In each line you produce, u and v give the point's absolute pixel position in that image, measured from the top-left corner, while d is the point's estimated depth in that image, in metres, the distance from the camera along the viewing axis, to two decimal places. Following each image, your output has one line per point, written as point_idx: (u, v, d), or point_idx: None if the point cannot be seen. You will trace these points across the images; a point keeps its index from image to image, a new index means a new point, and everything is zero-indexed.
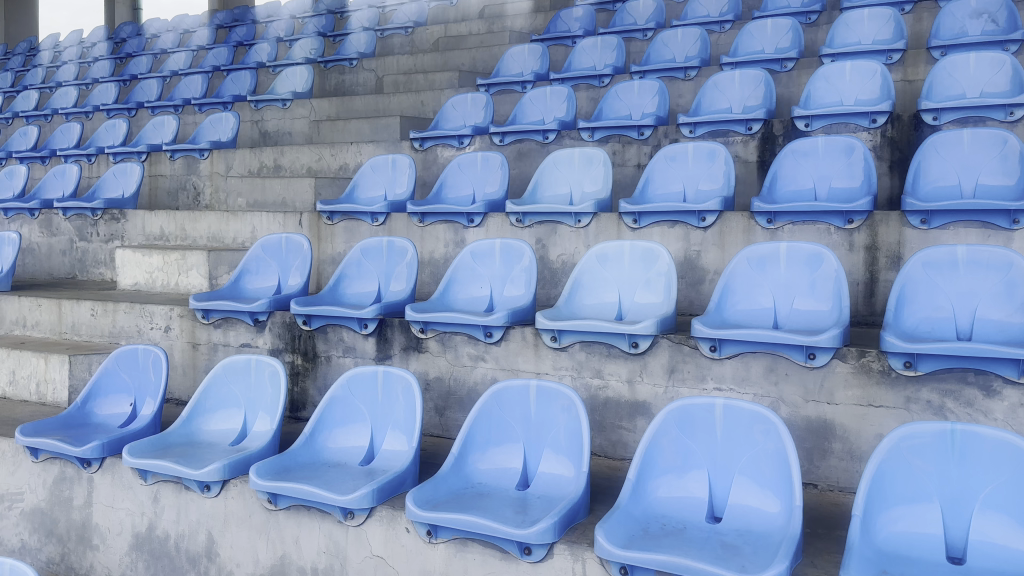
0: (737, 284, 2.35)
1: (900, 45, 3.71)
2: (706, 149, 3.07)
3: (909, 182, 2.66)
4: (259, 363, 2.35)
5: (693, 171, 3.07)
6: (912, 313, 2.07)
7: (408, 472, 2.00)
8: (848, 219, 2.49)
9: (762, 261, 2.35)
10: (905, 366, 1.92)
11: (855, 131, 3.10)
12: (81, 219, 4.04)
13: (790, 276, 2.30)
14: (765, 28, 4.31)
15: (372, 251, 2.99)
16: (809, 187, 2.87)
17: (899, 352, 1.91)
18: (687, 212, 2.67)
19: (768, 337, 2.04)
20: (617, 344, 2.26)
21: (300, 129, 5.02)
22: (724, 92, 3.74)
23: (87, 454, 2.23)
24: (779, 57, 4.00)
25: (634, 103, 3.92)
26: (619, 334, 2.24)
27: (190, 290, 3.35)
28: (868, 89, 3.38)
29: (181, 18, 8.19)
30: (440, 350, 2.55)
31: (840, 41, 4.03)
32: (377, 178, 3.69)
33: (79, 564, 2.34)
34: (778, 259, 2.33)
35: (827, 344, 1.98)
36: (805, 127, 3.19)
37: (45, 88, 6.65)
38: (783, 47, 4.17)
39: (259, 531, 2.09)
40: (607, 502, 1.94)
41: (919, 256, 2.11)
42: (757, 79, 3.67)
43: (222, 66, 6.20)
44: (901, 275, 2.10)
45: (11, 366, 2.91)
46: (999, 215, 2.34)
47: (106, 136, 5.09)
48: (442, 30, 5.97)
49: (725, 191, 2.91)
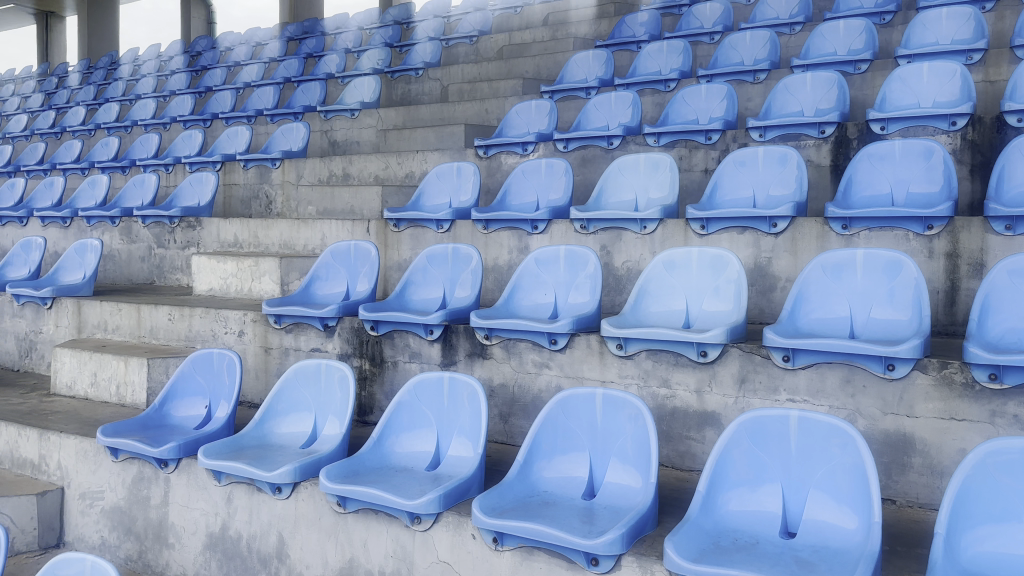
0: (811, 292, 2.28)
1: (982, 44, 3.55)
2: (777, 153, 3.00)
3: (992, 187, 2.53)
4: (329, 367, 2.38)
5: (764, 176, 3.00)
6: (997, 322, 1.96)
7: (474, 479, 2.00)
8: (928, 225, 2.39)
9: (837, 269, 2.28)
10: (990, 378, 1.83)
11: (934, 134, 2.99)
12: (159, 227, 4.19)
13: (866, 284, 2.22)
14: (838, 29, 4.19)
15: (438, 257, 3.01)
16: (886, 192, 2.76)
17: (983, 364, 1.82)
18: (758, 218, 2.61)
19: (843, 346, 1.97)
20: (685, 353, 2.21)
21: (368, 138, 5.12)
22: (796, 94, 3.64)
23: (165, 454, 2.30)
24: (853, 58, 3.87)
25: (702, 107, 3.85)
26: (687, 342, 2.19)
27: (262, 296, 3.44)
28: (948, 90, 3.24)
29: (253, 31, 8.47)
30: (505, 356, 2.54)
31: (917, 42, 3.86)
32: (442, 186, 3.72)
33: (155, 561, 2.41)
34: (855, 266, 2.25)
35: (906, 354, 1.89)
36: (880, 130, 3.09)
37: (125, 100, 6.94)
38: (857, 48, 4.03)
39: (328, 534, 2.11)
40: (675, 515, 1.89)
41: (1004, 264, 2.01)
42: (829, 82, 3.58)
43: (293, 77, 6.37)
44: (984, 284, 2.00)
45: (93, 368, 3.03)
46: None
47: (184, 146, 5.28)
48: (506, 38, 6.02)
49: (797, 196, 2.82)
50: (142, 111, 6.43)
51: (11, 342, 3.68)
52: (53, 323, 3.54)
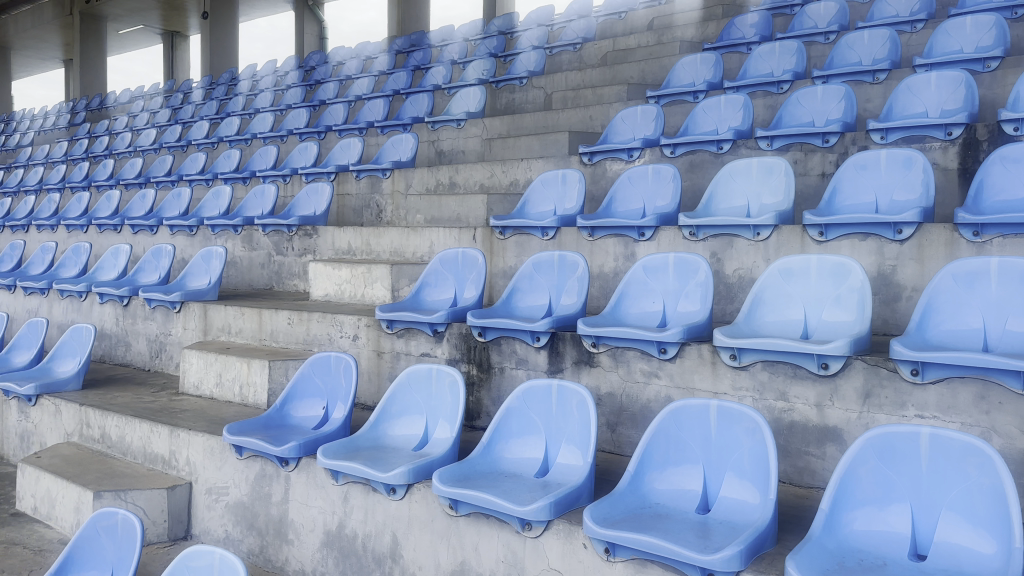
0: (941, 303, 2.14)
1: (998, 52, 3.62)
2: (902, 156, 2.84)
3: (974, 197, 2.61)
4: (440, 372, 2.43)
5: (888, 181, 2.85)
6: None
7: (584, 488, 1.98)
8: None
9: (971, 277, 2.12)
10: None
11: None
12: (278, 235, 4.39)
13: (1003, 294, 2.06)
14: (967, 26, 3.94)
15: (544, 265, 3.02)
16: (1017, 196, 2.58)
17: None
18: (881, 224, 2.49)
19: (977, 360, 1.84)
20: (804, 365, 2.13)
21: (473, 147, 5.21)
22: (919, 95, 3.45)
23: (286, 453, 2.40)
24: (979, 57, 3.64)
25: (818, 109, 3.70)
26: (806, 354, 2.11)
27: (375, 301, 3.55)
28: None
29: (364, 46, 8.78)
30: (613, 365, 2.52)
31: None
32: (547, 193, 3.73)
33: (277, 556, 2.52)
34: (990, 275, 2.09)
35: None
36: (1014, 131, 2.89)
37: (246, 114, 7.33)
38: (984, 46, 3.78)
39: (440, 536, 2.15)
40: (794, 533, 1.82)
41: None
42: (956, 81, 3.35)
43: (401, 89, 6.56)
44: None
45: (219, 369, 3.20)
46: None
47: (300, 158, 5.52)
48: (610, 44, 5.99)
49: (923, 202, 2.67)
50: (261, 124, 6.76)
51: (144, 343, 3.93)
52: (182, 325, 3.77)
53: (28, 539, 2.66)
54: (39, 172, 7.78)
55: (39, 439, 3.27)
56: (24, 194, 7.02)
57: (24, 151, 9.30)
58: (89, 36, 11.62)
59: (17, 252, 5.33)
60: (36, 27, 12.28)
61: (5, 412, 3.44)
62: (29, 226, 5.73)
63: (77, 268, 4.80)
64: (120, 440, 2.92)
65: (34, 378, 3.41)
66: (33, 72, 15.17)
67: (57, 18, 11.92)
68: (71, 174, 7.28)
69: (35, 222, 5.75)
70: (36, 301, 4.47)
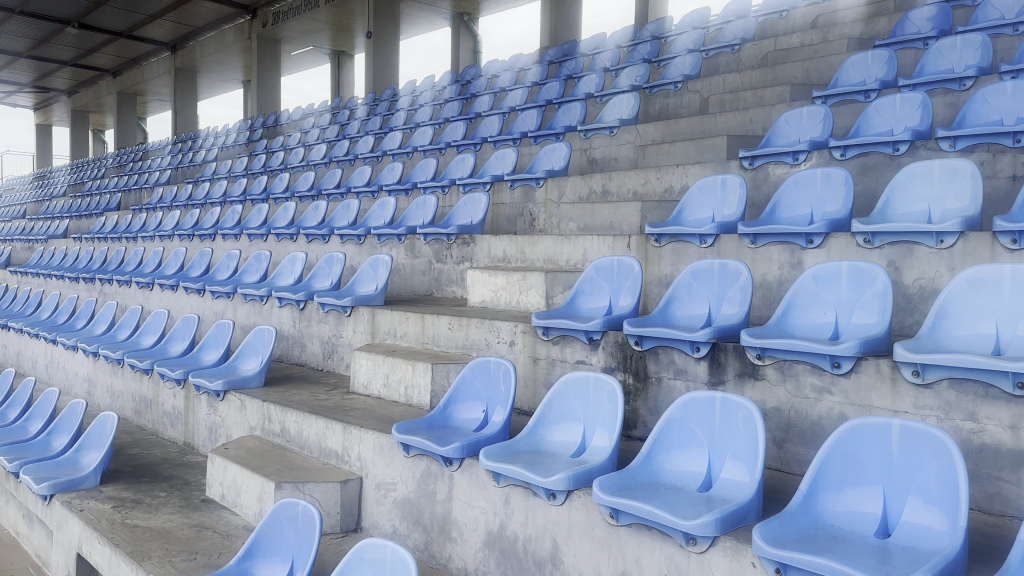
0: None
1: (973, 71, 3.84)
2: (952, 166, 2.86)
3: (880, 212, 2.99)
4: (598, 380, 2.44)
5: None
6: (949, 329, 2.23)
7: (752, 506, 1.90)
8: (940, 239, 2.54)
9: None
10: (1017, 386, 1.91)
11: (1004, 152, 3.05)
12: (438, 243, 4.57)
13: (1012, 302, 2.13)
14: (956, 45, 4.20)
15: (704, 273, 2.96)
16: (921, 209, 2.91)
17: (1006, 374, 1.91)
18: (1019, 230, 2.35)
19: None
20: (997, 384, 1.95)
21: (626, 154, 5.18)
22: (994, 104, 3.41)
23: (450, 453, 2.48)
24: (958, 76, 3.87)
25: (1010, 106, 3.34)
26: (1000, 372, 1.93)
27: (530, 308, 3.60)
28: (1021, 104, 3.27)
29: (517, 58, 8.98)
30: (780, 379, 2.42)
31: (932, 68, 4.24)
32: (705, 200, 3.64)
33: (441, 553, 2.61)
34: (1002, 283, 2.16)
35: None
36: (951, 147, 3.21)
37: (406, 128, 7.70)
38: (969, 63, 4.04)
39: (601, 545, 2.14)
40: (990, 564, 1.66)
41: (966, 275, 2.24)
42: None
43: (554, 99, 6.64)
44: (945, 295, 2.26)
45: (385, 370, 3.37)
46: (928, 235, 2.57)
47: (457, 169, 5.72)
48: (771, 44, 5.78)
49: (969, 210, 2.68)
50: (420, 137, 7.07)
51: (317, 345, 4.21)
52: (351, 328, 4.00)
53: (217, 524, 2.79)
54: (224, 185, 8.52)
55: (227, 431, 3.54)
56: (212, 206, 7.71)
57: (211, 167, 10.21)
58: (266, 58, 12.60)
59: (207, 259, 5.85)
60: (221, 52, 13.46)
61: (196, 405, 3.74)
62: (217, 235, 6.29)
63: (259, 274, 5.20)
64: (297, 434, 3.12)
65: (223, 375, 3.71)
66: (216, 93, 16.64)
67: (239, 43, 13.00)
68: (251, 187, 7.91)
69: (222, 231, 6.29)
70: (223, 304, 4.86)
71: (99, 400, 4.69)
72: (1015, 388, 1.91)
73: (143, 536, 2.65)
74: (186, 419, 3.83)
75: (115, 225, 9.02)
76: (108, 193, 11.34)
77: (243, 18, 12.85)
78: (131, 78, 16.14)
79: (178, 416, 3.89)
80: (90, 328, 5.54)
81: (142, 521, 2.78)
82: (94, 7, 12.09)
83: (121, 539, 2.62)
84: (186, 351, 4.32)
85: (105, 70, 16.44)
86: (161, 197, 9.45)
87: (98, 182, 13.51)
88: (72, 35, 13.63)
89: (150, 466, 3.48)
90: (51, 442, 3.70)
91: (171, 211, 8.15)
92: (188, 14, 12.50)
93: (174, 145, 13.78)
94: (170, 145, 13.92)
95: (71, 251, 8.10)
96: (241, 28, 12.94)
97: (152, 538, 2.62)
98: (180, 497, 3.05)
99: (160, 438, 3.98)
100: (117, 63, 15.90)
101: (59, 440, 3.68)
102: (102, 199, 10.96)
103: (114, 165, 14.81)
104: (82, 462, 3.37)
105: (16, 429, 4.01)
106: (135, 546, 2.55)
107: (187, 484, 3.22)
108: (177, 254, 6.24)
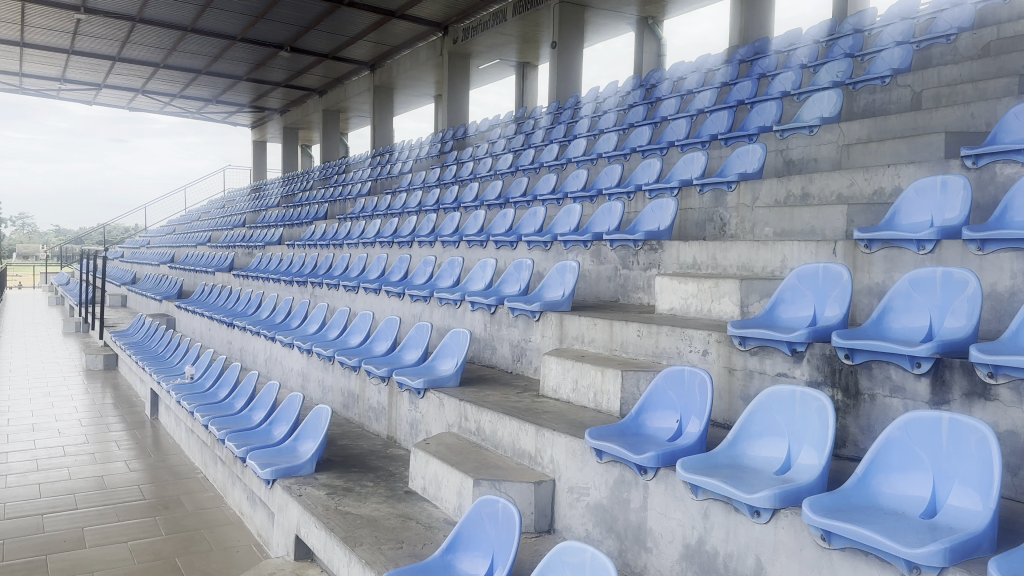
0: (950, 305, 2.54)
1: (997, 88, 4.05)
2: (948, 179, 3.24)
3: (889, 222, 3.41)
4: (804, 395, 2.32)
5: (943, 201, 3.23)
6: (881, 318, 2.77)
7: (986, 535, 1.68)
8: (981, 246, 2.76)
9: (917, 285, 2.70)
10: (989, 374, 2.16)
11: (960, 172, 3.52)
12: (625, 249, 4.53)
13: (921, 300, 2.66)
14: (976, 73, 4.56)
15: (923, 282, 2.68)
16: (924, 220, 3.28)
17: (982, 362, 2.16)
18: (964, 240, 2.79)
19: (998, 358, 2.09)
20: (982, 371, 2.18)
21: (827, 155, 4.88)
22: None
23: (644, 462, 2.38)
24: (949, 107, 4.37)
25: None
26: (982, 361, 2.16)
27: (723, 317, 3.46)
28: None
29: (704, 59, 8.76)
30: (1018, 400, 2.13)
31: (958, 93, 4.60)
32: (922, 203, 3.33)
33: (635, 561, 2.52)
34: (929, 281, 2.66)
35: (1012, 362, 2.06)
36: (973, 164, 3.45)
37: (591, 135, 7.74)
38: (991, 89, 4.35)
39: (810, 567, 1.96)
40: None
41: (905, 276, 2.76)
42: None
43: (746, 100, 6.39)
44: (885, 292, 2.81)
45: (575, 375, 3.38)
46: (910, 241, 3.00)
47: (643, 175, 5.67)
48: (995, 30, 5.23)
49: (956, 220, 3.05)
50: (605, 144, 7.08)
51: (507, 348, 4.32)
52: (541, 333, 4.07)
53: (419, 515, 2.93)
54: (419, 196, 9.00)
55: (426, 427, 3.71)
56: (408, 214, 8.17)
57: (406, 177, 10.84)
58: (456, 72, 13.20)
59: (405, 265, 6.21)
60: (415, 68, 14.27)
61: (398, 402, 3.97)
62: (413, 242, 6.65)
63: (452, 279, 5.43)
64: (493, 434, 3.20)
65: (422, 374, 3.91)
66: (409, 108, 17.65)
67: (431, 59, 13.72)
68: (443, 197, 8.30)
69: (417, 239, 6.65)
70: (420, 307, 5.12)
71: (312, 394, 5.10)
72: (987, 375, 2.17)
73: (355, 522, 2.82)
74: (388, 414, 4.09)
75: (323, 233, 9.83)
76: (315, 204, 12.37)
77: (436, 35, 13.54)
78: (334, 97, 17.53)
79: (382, 411, 4.16)
80: (303, 327, 6.06)
81: (353, 508, 2.96)
82: (306, 33, 13.24)
83: (337, 523, 2.79)
84: (388, 350, 4.61)
85: (314, 91, 17.98)
86: (362, 207, 10.15)
87: (307, 193, 14.77)
88: (286, 59, 15.02)
89: (358, 457, 3.73)
90: (273, 430, 4.06)
91: (372, 220, 8.74)
92: (386, 34, 13.37)
93: (371, 158, 14.78)
94: (369, 158, 14.94)
95: (286, 256, 8.91)
96: (434, 45, 13.65)
97: (363, 526, 2.78)
98: (386, 488, 3.25)
99: (365, 431, 4.26)
100: (323, 84, 17.33)
101: (280, 429, 4.03)
102: (311, 209, 11.97)
103: (320, 177, 16.13)
104: (299, 451, 3.66)
105: (244, 417, 4.45)
106: (350, 530, 2.73)
107: (392, 477, 3.42)
108: (378, 260, 6.68)
